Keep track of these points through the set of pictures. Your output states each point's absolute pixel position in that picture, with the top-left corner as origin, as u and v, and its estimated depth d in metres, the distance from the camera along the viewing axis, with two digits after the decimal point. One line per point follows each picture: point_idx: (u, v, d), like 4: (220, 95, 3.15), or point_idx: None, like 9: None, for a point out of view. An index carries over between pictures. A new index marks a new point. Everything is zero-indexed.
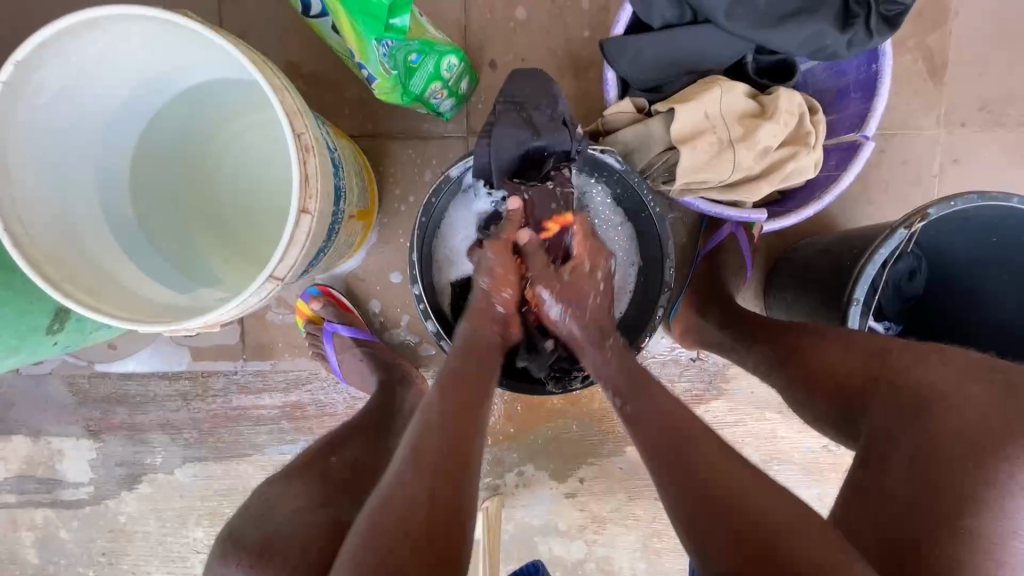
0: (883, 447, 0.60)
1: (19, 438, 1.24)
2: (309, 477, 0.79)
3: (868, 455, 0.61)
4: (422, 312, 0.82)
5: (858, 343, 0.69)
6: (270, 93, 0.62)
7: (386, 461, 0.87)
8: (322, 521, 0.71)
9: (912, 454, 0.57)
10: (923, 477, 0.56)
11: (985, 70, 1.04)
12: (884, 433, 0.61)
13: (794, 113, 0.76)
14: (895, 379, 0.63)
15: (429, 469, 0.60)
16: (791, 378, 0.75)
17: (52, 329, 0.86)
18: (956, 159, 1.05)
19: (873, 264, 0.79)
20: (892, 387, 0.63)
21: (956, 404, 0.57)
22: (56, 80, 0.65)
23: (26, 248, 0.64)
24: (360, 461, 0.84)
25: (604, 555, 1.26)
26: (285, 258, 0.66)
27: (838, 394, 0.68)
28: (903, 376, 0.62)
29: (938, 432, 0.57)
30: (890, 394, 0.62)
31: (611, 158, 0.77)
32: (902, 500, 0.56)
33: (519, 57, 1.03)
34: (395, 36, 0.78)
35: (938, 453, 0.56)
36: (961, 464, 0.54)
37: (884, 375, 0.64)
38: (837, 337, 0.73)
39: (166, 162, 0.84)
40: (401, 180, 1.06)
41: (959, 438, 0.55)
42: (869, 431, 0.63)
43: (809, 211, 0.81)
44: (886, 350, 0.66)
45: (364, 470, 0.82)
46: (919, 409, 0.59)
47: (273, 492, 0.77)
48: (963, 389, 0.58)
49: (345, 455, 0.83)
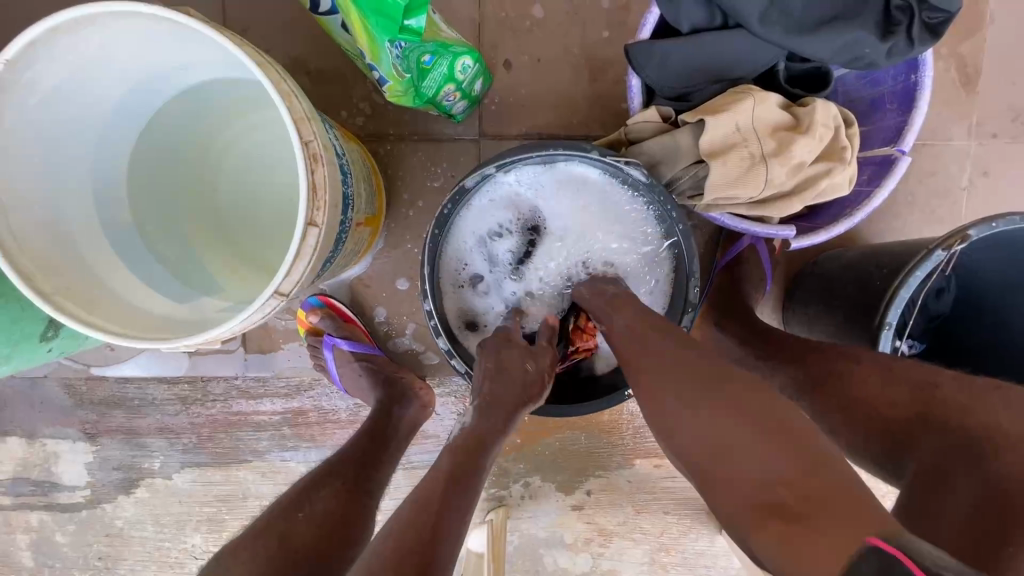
0: (938, 485, 0.56)
1: (14, 440, 1.21)
2: (270, 535, 0.70)
3: (913, 491, 0.57)
4: (434, 329, 0.79)
5: (901, 372, 0.66)
6: (277, 98, 0.58)
7: (372, 500, 0.80)
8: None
9: (970, 497, 0.54)
10: (982, 522, 0.52)
11: (1021, 78, 0.99)
12: (937, 471, 0.57)
13: (829, 126, 0.72)
14: (949, 418, 0.59)
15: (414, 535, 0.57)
16: (823, 403, 0.71)
17: (46, 336, 0.83)
18: (986, 172, 1.01)
19: (909, 287, 0.74)
20: (946, 425, 0.59)
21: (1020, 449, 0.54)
22: (50, 79, 0.61)
23: (17, 259, 0.60)
24: (333, 511, 0.75)
25: (609, 568, 1.23)
26: (291, 274, 0.62)
27: (878, 426, 0.65)
28: (963, 415, 0.58)
29: (1004, 481, 0.53)
30: (945, 431, 0.59)
31: (635, 170, 0.72)
32: (963, 537, 0.52)
33: (535, 57, 0.99)
34: (410, 37, 0.72)
35: (1005, 503, 0.52)
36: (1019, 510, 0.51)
37: (938, 410, 0.61)
38: (873, 363, 0.69)
39: (165, 166, 0.80)
40: (410, 184, 1.02)
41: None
42: (916, 470, 0.59)
43: (840, 228, 0.77)
44: (932, 383, 0.63)
45: (338, 524, 0.74)
46: (978, 451, 0.56)
47: (223, 563, 0.67)
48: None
49: (314, 508, 0.74)
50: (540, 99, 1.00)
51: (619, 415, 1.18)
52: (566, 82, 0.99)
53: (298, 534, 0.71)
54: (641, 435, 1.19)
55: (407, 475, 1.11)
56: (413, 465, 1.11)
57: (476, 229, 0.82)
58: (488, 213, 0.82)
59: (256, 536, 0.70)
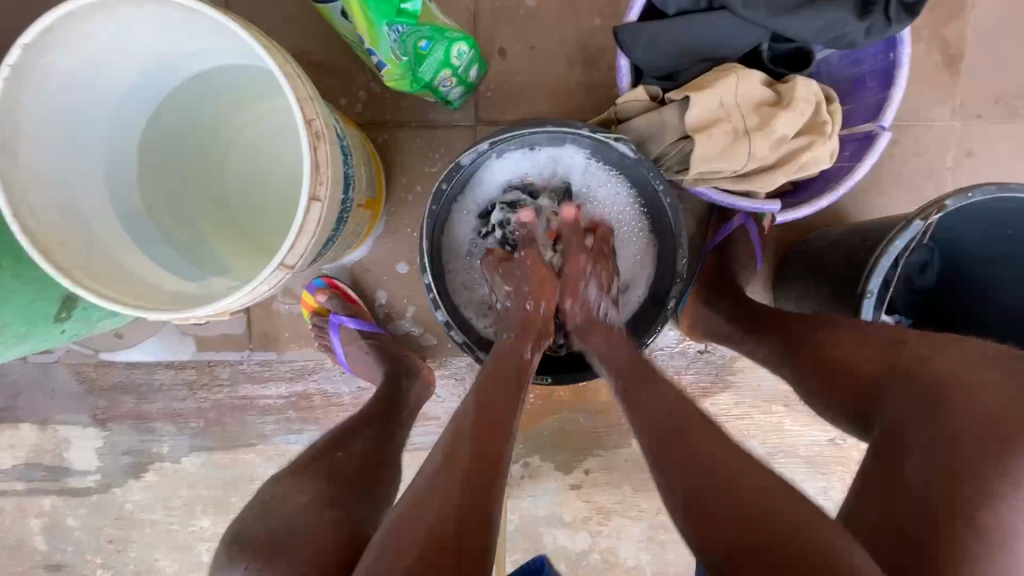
0: (899, 433, 0.59)
1: (26, 426, 1.25)
2: (315, 471, 0.76)
3: (883, 443, 0.60)
4: (433, 302, 0.82)
5: (873, 334, 0.69)
6: (282, 78, 0.61)
7: (394, 453, 0.87)
8: (336, 518, 0.68)
9: (931, 442, 0.56)
10: (940, 463, 0.55)
11: (1002, 60, 1.02)
12: (899, 420, 0.60)
13: (811, 101, 0.74)
14: (915, 369, 0.62)
15: (454, 483, 0.58)
16: (801, 369, 0.75)
17: (59, 317, 0.85)
18: (969, 152, 1.04)
19: (888, 256, 0.77)
20: (908, 377, 0.62)
21: (974, 394, 0.57)
22: (63, 63, 0.64)
23: (36, 235, 0.63)
24: (367, 454, 0.83)
25: (608, 546, 1.26)
26: (295, 248, 0.65)
27: (850, 386, 0.68)
28: (920, 365, 0.62)
29: (956, 420, 0.56)
30: (906, 382, 0.62)
31: (624, 147, 0.75)
32: (923, 484, 0.55)
33: (529, 45, 1.02)
34: (406, 20, 0.77)
35: (959, 440, 0.55)
36: (977, 451, 0.54)
37: (902, 365, 0.63)
38: (850, 328, 0.72)
39: (173, 152, 0.83)
40: (409, 170, 1.05)
41: (979, 422, 0.55)
42: (882, 422, 0.62)
43: (823, 201, 0.80)
44: (901, 342, 0.66)
45: (375, 464, 0.81)
46: (939, 395, 0.58)
47: (280, 488, 0.73)
48: (985, 378, 0.57)
49: (350, 448, 0.82)
50: (535, 85, 1.03)
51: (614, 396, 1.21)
52: (560, 68, 1.02)
53: (340, 468, 0.78)
54: None
55: (409, 455, 1.14)
56: (415, 445, 1.14)
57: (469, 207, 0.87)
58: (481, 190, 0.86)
59: (302, 470, 0.77)
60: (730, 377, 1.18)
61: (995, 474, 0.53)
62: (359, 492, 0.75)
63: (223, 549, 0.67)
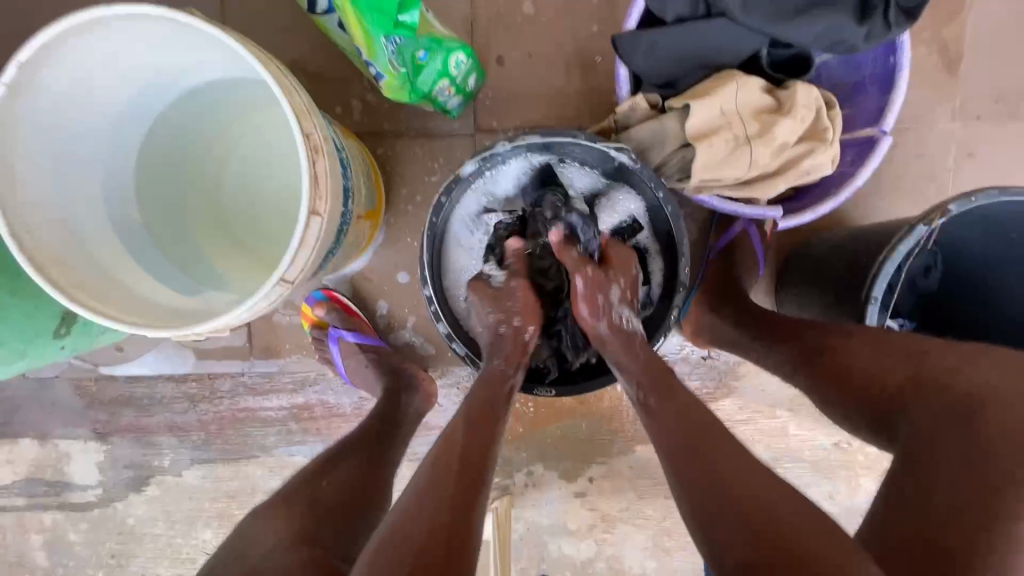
0: (930, 445, 0.58)
1: (27, 441, 1.24)
2: (296, 502, 0.76)
3: (909, 455, 0.59)
4: (433, 314, 0.82)
5: (892, 341, 0.68)
6: (279, 92, 0.61)
7: (385, 477, 0.85)
8: (306, 557, 0.67)
9: (962, 453, 0.56)
10: (972, 480, 0.55)
11: (1002, 61, 1.02)
12: (927, 434, 0.59)
13: (811, 108, 0.74)
14: (940, 379, 0.61)
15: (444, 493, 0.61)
16: (817, 377, 0.73)
17: (59, 333, 0.85)
18: (971, 153, 1.03)
19: (892, 261, 0.76)
20: (937, 386, 0.61)
21: (1005, 406, 0.56)
22: (59, 81, 0.64)
23: (34, 255, 0.63)
24: (353, 482, 0.81)
25: (613, 553, 1.25)
26: (295, 262, 0.65)
27: (870, 394, 0.67)
28: (950, 377, 0.60)
29: (990, 434, 0.55)
30: (935, 392, 0.61)
31: (625, 156, 0.75)
32: (951, 495, 0.55)
33: (527, 53, 1.02)
34: (405, 32, 0.78)
35: (991, 453, 0.55)
36: (1010, 467, 0.54)
37: (931, 375, 0.62)
38: (868, 335, 0.71)
39: (171, 166, 0.83)
40: (408, 179, 1.05)
41: (1010, 436, 0.55)
42: (907, 433, 0.61)
43: (826, 207, 0.79)
44: (923, 352, 0.65)
45: (362, 490, 0.81)
46: (968, 411, 0.58)
47: (257, 521, 0.73)
48: (1019, 390, 0.57)
49: (337, 475, 0.81)
50: (533, 93, 1.02)
51: (618, 402, 1.20)
52: (558, 76, 1.02)
53: (324, 498, 0.77)
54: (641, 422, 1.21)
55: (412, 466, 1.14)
56: (418, 456, 1.13)
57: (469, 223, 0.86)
58: (481, 207, 0.86)
59: (285, 501, 0.76)
60: (734, 382, 1.17)
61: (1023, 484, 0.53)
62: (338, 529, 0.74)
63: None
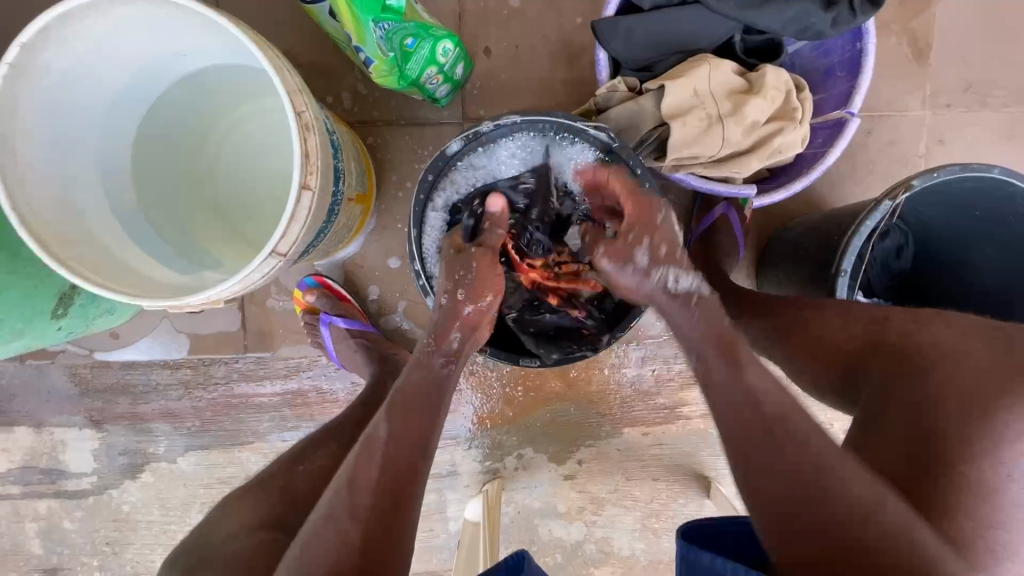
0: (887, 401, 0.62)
1: (22, 429, 1.25)
2: (266, 488, 0.83)
3: (869, 414, 0.63)
4: (422, 289, 0.85)
5: (856, 310, 0.72)
6: (271, 71, 0.63)
7: None
8: (261, 540, 0.75)
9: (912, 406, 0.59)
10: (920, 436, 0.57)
11: (969, 50, 1.06)
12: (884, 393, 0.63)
13: (780, 89, 0.78)
14: (898, 343, 0.65)
15: (362, 498, 0.64)
16: (789, 344, 0.77)
17: (56, 314, 0.87)
18: (941, 140, 1.07)
19: (859, 236, 0.80)
20: (891, 349, 0.65)
21: (953, 364, 0.59)
22: (59, 63, 0.67)
23: (35, 230, 0.65)
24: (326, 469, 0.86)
25: (602, 536, 1.28)
26: (286, 236, 0.67)
27: (836, 358, 0.71)
28: (905, 338, 0.64)
29: (940, 389, 0.58)
30: (888, 355, 0.65)
31: (602, 134, 0.78)
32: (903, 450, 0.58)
33: (513, 44, 1.05)
34: (393, 16, 0.80)
35: (939, 406, 0.58)
36: (955, 421, 0.56)
37: (887, 338, 0.66)
38: (836, 308, 0.74)
39: (167, 149, 0.85)
40: (398, 167, 1.08)
41: (960, 391, 0.57)
42: (869, 393, 0.65)
43: (796, 185, 0.83)
44: (884, 317, 0.69)
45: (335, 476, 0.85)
46: (920, 367, 0.61)
47: (223, 509, 0.82)
48: (969, 350, 0.60)
49: (311, 463, 0.86)
50: (519, 82, 1.06)
51: (605, 385, 1.23)
52: (544, 66, 1.05)
53: (295, 485, 0.84)
54: (627, 405, 1.24)
55: None
56: None
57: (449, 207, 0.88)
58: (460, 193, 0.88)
59: (259, 485, 0.85)
60: None
61: (973, 437, 0.55)
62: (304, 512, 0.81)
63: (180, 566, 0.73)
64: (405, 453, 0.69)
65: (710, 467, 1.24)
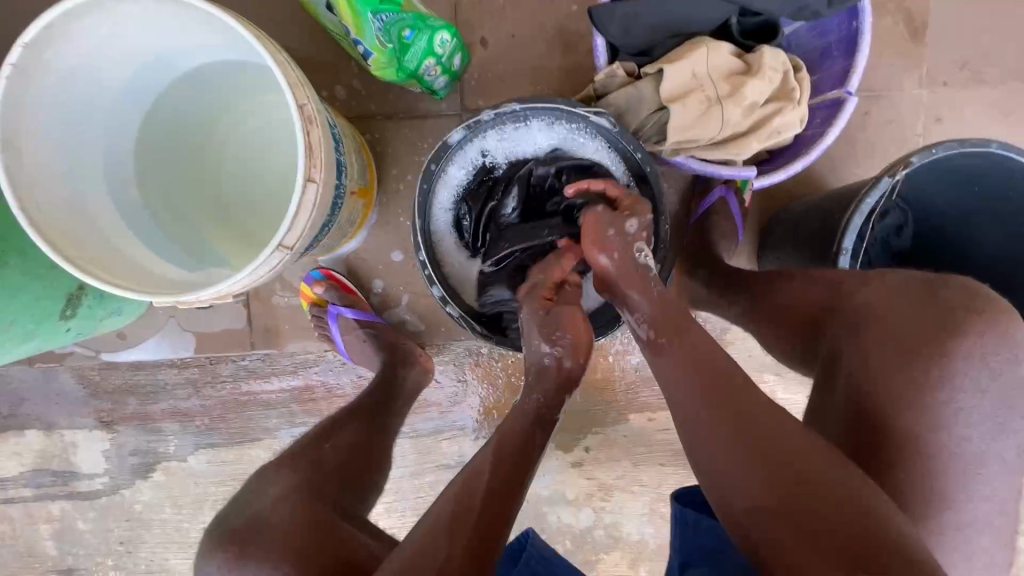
0: (832, 368, 0.69)
1: (32, 432, 1.26)
2: (301, 463, 0.83)
3: (829, 381, 0.69)
4: (428, 278, 0.84)
5: (818, 274, 0.76)
6: (273, 64, 0.64)
7: (382, 441, 0.94)
8: (306, 515, 0.75)
9: (857, 367, 0.65)
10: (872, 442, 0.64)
11: (965, 27, 1.06)
12: (831, 358, 0.69)
13: (778, 70, 0.79)
14: (843, 304, 0.69)
15: (460, 529, 0.64)
16: (762, 315, 0.80)
17: (65, 315, 0.88)
18: (938, 118, 1.08)
19: (861, 214, 0.81)
20: (840, 312, 0.69)
21: (884, 318, 0.65)
22: (61, 63, 0.67)
23: (44, 230, 0.66)
24: (355, 444, 0.90)
25: (611, 521, 1.29)
26: (293, 229, 0.68)
27: (798, 320, 0.75)
28: (847, 300, 0.69)
29: (879, 346, 0.64)
30: (840, 317, 0.69)
31: (604, 120, 0.79)
32: (863, 419, 0.64)
33: (509, 33, 1.05)
34: (391, 8, 0.80)
35: (878, 358, 0.64)
36: (898, 371, 0.63)
37: (835, 303, 0.70)
38: (802, 278, 0.77)
39: (167, 148, 0.85)
40: (398, 159, 1.08)
41: (894, 345, 0.63)
42: (828, 351, 0.70)
43: (796, 167, 0.83)
44: (839, 282, 0.72)
45: (361, 453, 0.89)
46: (861, 322, 0.66)
47: (265, 478, 0.81)
48: (891, 306, 0.65)
49: (339, 440, 0.88)
50: (516, 72, 1.06)
51: (610, 373, 1.24)
52: (540, 55, 1.06)
53: (327, 461, 0.85)
54: (632, 391, 1.25)
55: (412, 441, 1.19)
56: (418, 432, 1.19)
57: (461, 174, 0.88)
58: (478, 157, 0.87)
59: (292, 458, 0.84)
60: (721, 348, 1.22)
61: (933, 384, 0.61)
62: (343, 487, 0.83)
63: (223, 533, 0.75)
64: (519, 464, 0.72)
65: None
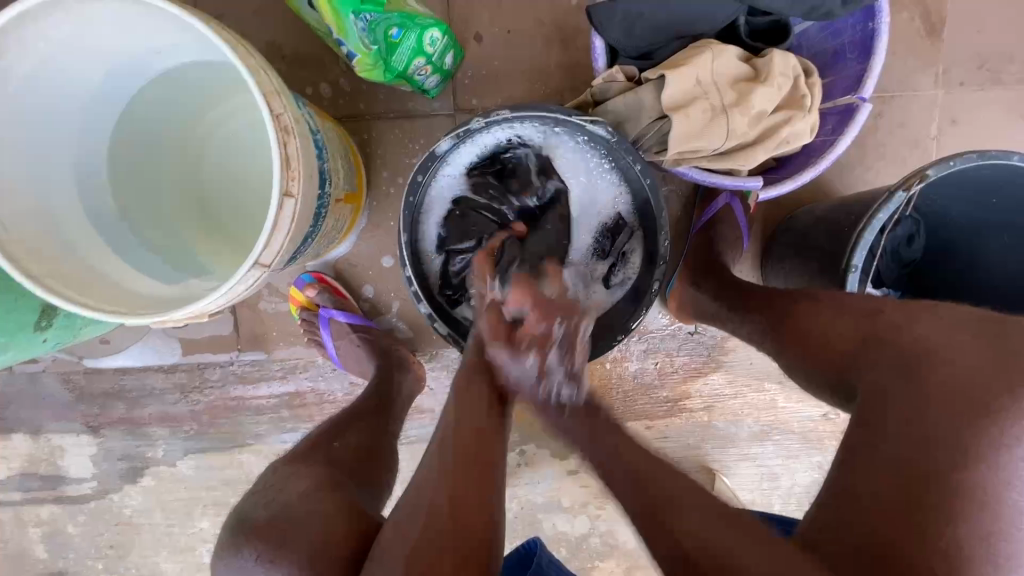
0: (873, 404, 0.61)
1: (19, 436, 1.24)
2: (313, 461, 0.79)
3: (864, 413, 0.62)
4: (414, 295, 0.80)
5: (849, 303, 0.71)
6: (245, 71, 0.59)
7: (388, 444, 0.90)
8: (329, 503, 0.70)
9: (907, 407, 0.58)
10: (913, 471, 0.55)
11: (984, 24, 1.01)
12: (877, 391, 0.62)
13: (788, 76, 0.75)
14: (889, 338, 0.64)
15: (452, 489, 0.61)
16: (785, 340, 0.76)
17: (40, 326, 0.85)
18: (954, 120, 1.03)
19: (872, 229, 0.78)
20: (888, 345, 0.63)
21: (943, 360, 0.58)
22: (19, 68, 0.63)
23: (6, 246, 0.62)
24: (364, 446, 0.85)
25: (607, 528, 1.27)
26: (269, 246, 0.64)
27: (827, 349, 0.70)
28: (897, 333, 0.63)
29: (934, 386, 0.57)
30: (885, 352, 0.63)
31: (600, 129, 0.74)
32: (896, 457, 0.57)
33: (504, 29, 1.00)
34: (374, 7, 0.75)
35: (935, 402, 0.57)
36: (955, 412, 0.55)
37: (879, 336, 0.65)
38: (830, 302, 0.73)
39: (143, 154, 0.81)
40: (388, 161, 1.04)
41: (955, 387, 0.56)
42: (863, 389, 0.64)
43: (806, 176, 0.79)
44: (878, 311, 0.67)
45: (370, 453, 0.85)
46: (914, 361, 0.60)
47: (280, 474, 0.77)
48: (956, 344, 0.59)
49: (348, 440, 0.85)
50: (512, 70, 1.01)
51: (606, 380, 1.21)
52: (536, 52, 1.00)
53: (339, 458, 0.81)
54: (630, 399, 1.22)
55: (404, 449, 1.16)
56: (411, 439, 1.16)
57: (456, 174, 0.85)
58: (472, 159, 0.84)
59: (305, 455, 0.81)
60: (721, 356, 1.19)
61: (991, 429, 0.54)
62: (359, 484, 0.78)
63: (229, 536, 0.71)
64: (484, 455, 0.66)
65: (715, 460, 1.22)
